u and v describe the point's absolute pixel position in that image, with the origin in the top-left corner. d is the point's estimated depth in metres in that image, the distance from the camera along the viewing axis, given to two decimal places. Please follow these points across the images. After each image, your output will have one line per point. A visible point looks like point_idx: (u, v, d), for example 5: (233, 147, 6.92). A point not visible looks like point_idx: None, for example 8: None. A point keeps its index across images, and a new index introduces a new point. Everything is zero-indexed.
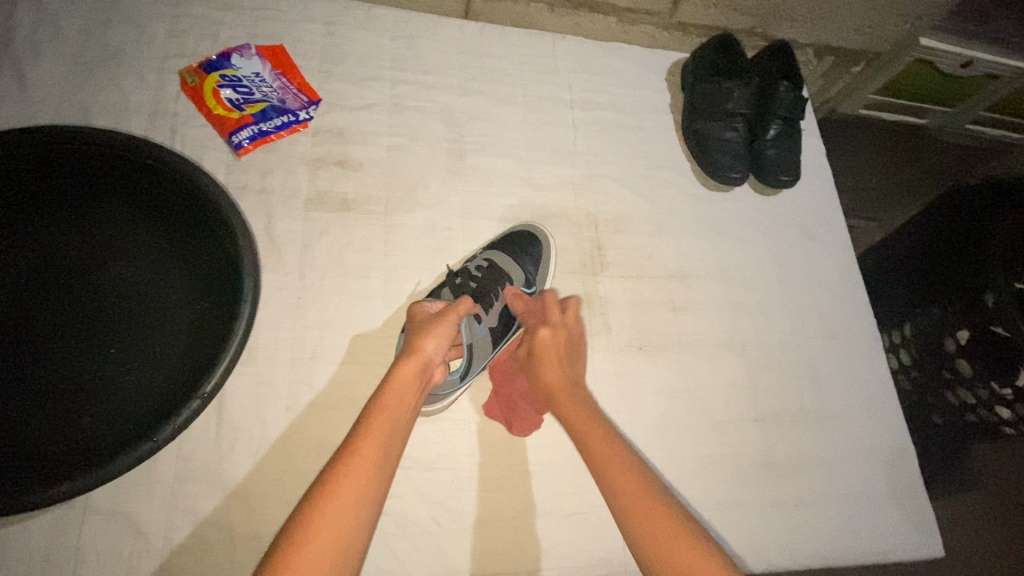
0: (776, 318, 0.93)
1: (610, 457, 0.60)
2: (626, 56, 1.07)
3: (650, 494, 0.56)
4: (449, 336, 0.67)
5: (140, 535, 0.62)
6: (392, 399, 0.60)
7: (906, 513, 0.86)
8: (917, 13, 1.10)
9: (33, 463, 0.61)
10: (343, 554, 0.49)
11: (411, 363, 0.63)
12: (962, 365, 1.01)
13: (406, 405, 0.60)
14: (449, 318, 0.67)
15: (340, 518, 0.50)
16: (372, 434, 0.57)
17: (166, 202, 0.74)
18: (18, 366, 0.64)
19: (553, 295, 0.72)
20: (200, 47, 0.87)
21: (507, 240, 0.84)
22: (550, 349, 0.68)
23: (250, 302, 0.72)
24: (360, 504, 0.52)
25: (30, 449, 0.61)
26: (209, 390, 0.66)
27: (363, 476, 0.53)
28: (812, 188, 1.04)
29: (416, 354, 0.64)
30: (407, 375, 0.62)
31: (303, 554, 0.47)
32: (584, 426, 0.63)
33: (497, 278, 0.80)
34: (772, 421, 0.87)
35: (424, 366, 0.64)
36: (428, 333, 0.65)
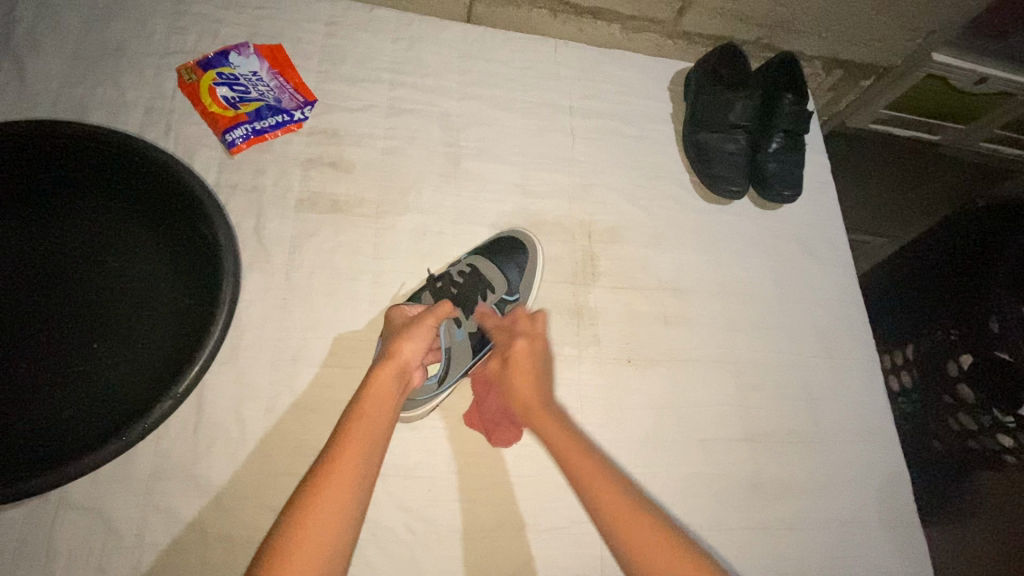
0: (772, 337, 0.91)
1: (595, 477, 0.60)
2: (629, 65, 1.05)
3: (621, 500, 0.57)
4: (427, 340, 0.66)
5: (112, 531, 0.62)
6: (371, 405, 0.59)
7: (897, 542, 0.84)
8: (930, 27, 1.07)
9: (5, 458, 0.61)
10: (326, 561, 0.48)
11: (388, 368, 0.62)
12: (964, 390, 0.98)
13: (386, 410, 0.60)
14: (427, 322, 0.67)
15: (322, 525, 0.50)
16: (352, 441, 0.56)
17: (151, 200, 0.74)
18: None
19: (524, 308, 0.75)
20: (200, 45, 0.87)
21: (494, 246, 0.83)
22: (523, 362, 0.69)
23: (229, 302, 0.71)
24: (341, 510, 0.51)
25: (3, 443, 0.62)
26: (182, 391, 0.66)
27: (343, 483, 0.53)
28: (815, 204, 1.02)
29: (394, 359, 0.63)
30: (385, 380, 0.62)
31: (286, 563, 0.47)
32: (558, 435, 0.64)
33: (479, 284, 0.80)
34: (762, 441, 0.85)
35: (402, 371, 0.63)
36: (405, 338, 0.65)
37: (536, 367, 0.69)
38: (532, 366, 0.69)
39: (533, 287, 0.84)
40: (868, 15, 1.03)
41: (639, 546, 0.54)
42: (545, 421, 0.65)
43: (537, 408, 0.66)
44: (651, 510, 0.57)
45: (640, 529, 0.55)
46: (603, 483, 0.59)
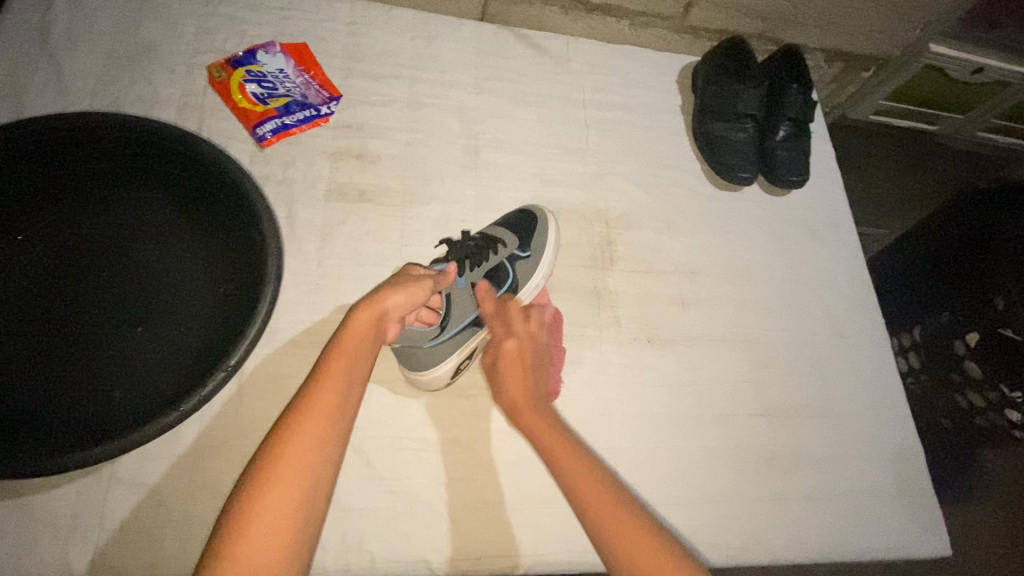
0: (785, 318, 0.94)
1: (576, 474, 0.61)
2: (639, 59, 1.09)
3: (603, 492, 0.59)
4: (415, 299, 0.66)
5: (161, 506, 0.65)
6: (349, 345, 0.60)
7: (912, 512, 0.86)
8: (927, 19, 1.10)
9: (62, 431, 0.63)
10: (308, 490, 0.51)
11: (368, 313, 0.62)
12: (970, 367, 1.02)
13: (363, 351, 0.61)
14: (423, 283, 0.67)
15: (303, 455, 0.52)
16: (330, 379, 0.57)
17: (191, 187, 0.77)
18: (33, 331, 0.66)
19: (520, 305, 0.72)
20: (228, 44, 0.91)
21: (518, 224, 0.84)
22: (514, 363, 0.69)
23: (273, 282, 0.74)
24: (321, 442, 0.53)
25: (59, 417, 0.63)
26: (233, 364, 0.69)
27: (320, 417, 0.54)
28: (821, 189, 1.06)
29: (374, 305, 0.63)
30: (362, 324, 0.62)
31: (271, 488, 0.49)
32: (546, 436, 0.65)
33: (488, 242, 0.79)
34: (778, 416, 0.87)
35: (380, 318, 0.64)
36: (392, 290, 0.64)
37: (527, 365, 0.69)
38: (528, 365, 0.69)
39: (547, 253, 0.83)
40: (868, 6, 1.06)
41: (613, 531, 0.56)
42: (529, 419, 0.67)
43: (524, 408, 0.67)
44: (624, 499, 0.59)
45: (617, 513, 0.57)
46: (587, 475, 0.61)
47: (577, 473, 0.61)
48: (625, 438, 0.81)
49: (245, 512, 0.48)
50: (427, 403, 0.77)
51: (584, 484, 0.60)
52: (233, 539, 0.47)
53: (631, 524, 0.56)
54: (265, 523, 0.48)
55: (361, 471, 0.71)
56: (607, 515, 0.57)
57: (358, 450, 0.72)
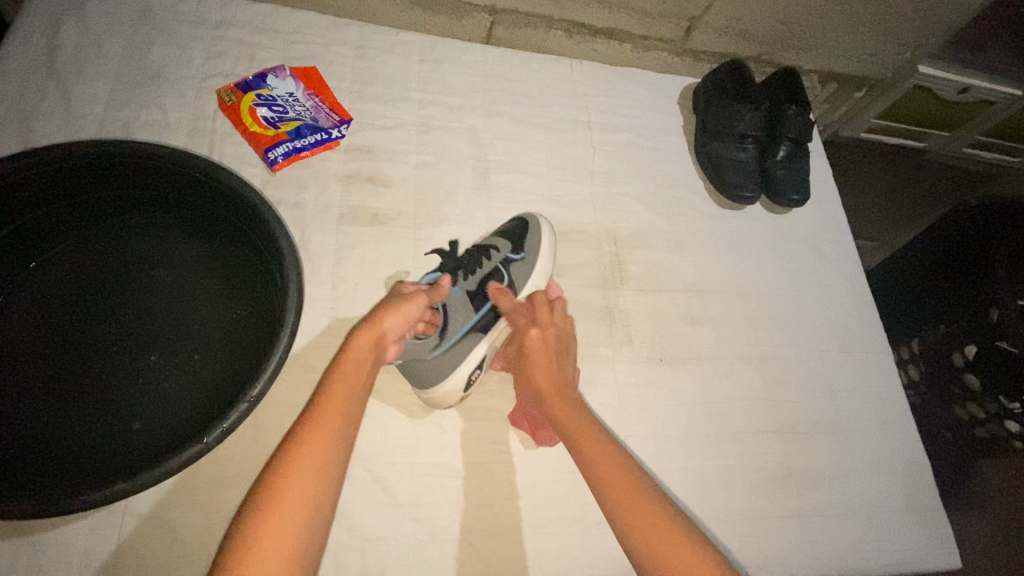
0: (793, 335, 0.96)
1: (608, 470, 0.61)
2: (641, 81, 1.11)
3: (639, 500, 0.58)
4: (410, 316, 0.65)
5: (178, 540, 0.64)
6: (350, 370, 0.59)
7: (924, 525, 0.87)
8: (918, 41, 1.14)
9: (89, 469, 0.61)
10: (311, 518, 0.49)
11: (368, 334, 0.62)
12: (970, 379, 1.05)
13: (361, 378, 0.60)
14: (418, 298, 0.66)
15: (303, 489, 0.50)
16: (329, 408, 0.56)
17: (209, 217, 0.76)
18: (44, 365, 0.65)
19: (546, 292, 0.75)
20: (237, 68, 0.91)
21: (520, 236, 0.83)
22: (541, 352, 0.71)
23: (294, 308, 0.70)
24: (316, 476, 0.51)
25: (85, 455, 0.62)
26: (255, 395, 0.64)
27: (318, 449, 0.53)
28: (821, 207, 1.08)
29: (373, 327, 0.62)
30: (364, 347, 0.61)
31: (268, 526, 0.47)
32: (583, 432, 0.65)
33: (480, 250, 0.81)
34: (790, 432, 0.88)
35: (379, 340, 0.62)
36: (389, 310, 0.64)
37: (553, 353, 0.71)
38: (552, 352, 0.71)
39: (544, 256, 0.83)
40: (861, 30, 1.10)
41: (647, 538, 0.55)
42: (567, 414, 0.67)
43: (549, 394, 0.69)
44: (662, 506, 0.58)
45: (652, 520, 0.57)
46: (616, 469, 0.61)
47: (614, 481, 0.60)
48: (642, 457, 0.81)
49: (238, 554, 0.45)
50: (444, 426, 0.76)
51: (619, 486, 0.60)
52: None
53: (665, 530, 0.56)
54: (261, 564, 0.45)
55: (380, 498, 0.70)
56: (631, 511, 0.58)
57: (377, 477, 0.71)
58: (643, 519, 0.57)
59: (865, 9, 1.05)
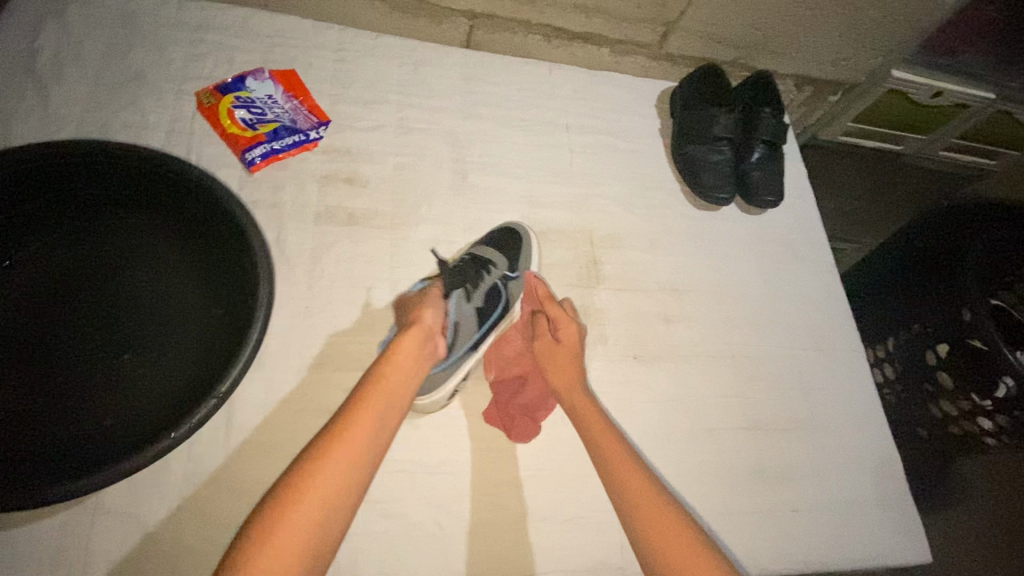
0: (768, 333, 0.97)
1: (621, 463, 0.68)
2: (619, 85, 1.13)
3: (647, 493, 0.65)
4: (439, 310, 0.71)
5: (147, 536, 0.64)
6: (399, 367, 0.64)
7: (894, 520, 0.89)
8: (890, 47, 1.17)
9: (48, 464, 0.61)
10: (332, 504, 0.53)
11: (414, 334, 0.66)
12: (943, 377, 1.06)
13: (408, 379, 0.64)
14: (436, 295, 0.73)
15: (340, 471, 0.54)
16: (370, 405, 0.60)
17: (176, 214, 0.77)
18: (11, 359, 0.65)
19: (570, 302, 0.82)
20: (217, 70, 0.92)
21: (502, 242, 0.86)
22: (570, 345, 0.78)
23: (263, 308, 0.74)
24: (352, 464, 0.55)
25: (43, 449, 0.62)
26: (224, 390, 0.68)
27: (358, 441, 0.57)
28: (796, 208, 1.10)
29: (419, 323, 0.68)
30: (414, 345, 0.66)
31: (300, 505, 0.51)
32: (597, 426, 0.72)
33: (481, 263, 0.81)
34: (763, 429, 0.90)
35: (427, 335, 0.67)
36: (427, 306, 0.70)
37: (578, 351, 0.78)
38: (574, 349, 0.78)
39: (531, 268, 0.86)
40: (833, 35, 1.12)
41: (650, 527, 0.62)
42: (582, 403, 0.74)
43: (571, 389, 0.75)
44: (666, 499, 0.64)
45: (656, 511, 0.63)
46: (625, 463, 0.68)
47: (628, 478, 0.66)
48: None
49: (269, 525, 0.50)
50: (418, 423, 0.77)
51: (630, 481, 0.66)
52: (255, 549, 0.48)
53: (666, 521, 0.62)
54: (290, 539, 0.49)
55: None
56: (638, 499, 0.64)
57: None
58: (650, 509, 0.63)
59: (837, 14, 1.07)
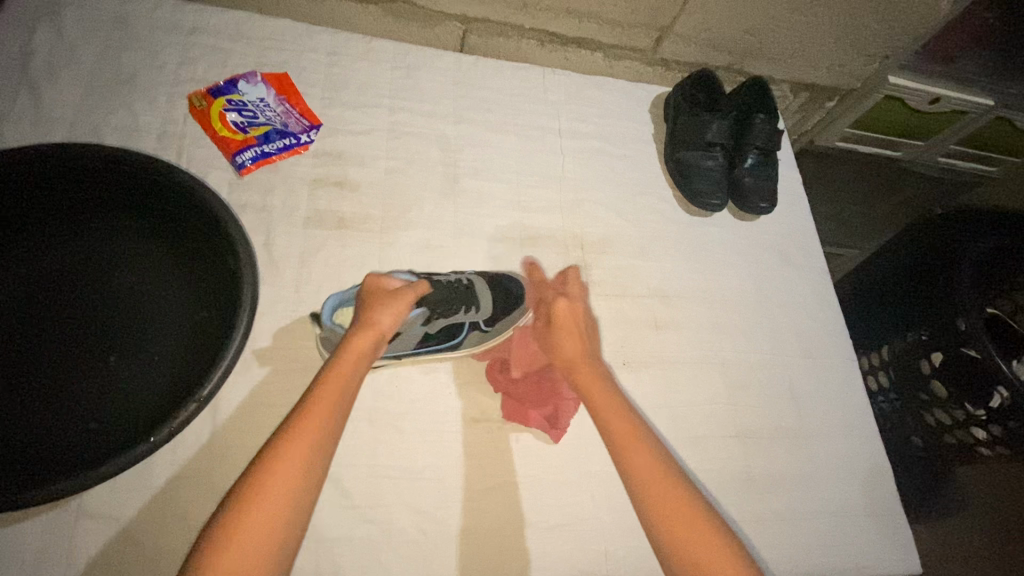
0: (759, 340, 0.97)
1: (627, 438, 0.65)
2: (613, 90, 1.13)
3: (656, 471, 0.62)
4: (404, 311, 0.68)
5: (129, 539, 0.64)
6: (345, 366, 0.61)
7: (884, 530, 0.88)
8: (886, 52, 1.16)
9: (29, 467, 0.61)
10: (288, 510, 0.51)
11: (365, 337, 0.64)
12: (937, 387, 1.06)
13: (354, 377, 0.61)
14: (407, 294, 0.68)
15: (290, 475, 0.52)
16: (318, 408, 0.57)
17: (164, 218, 0.77)
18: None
19: (574, 274, 0.81)
20: (209, 74, 0.92)
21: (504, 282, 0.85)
22: (567, 320, 0.75)
23: (247, 311, 0.73)
24: (304, 467, 0.53)
25: (25, 452, 0.62)
26: (205, 395, 0.67)
27: (305, 447, 0.54)
28: (788, 214, 1.09)
29: (371, 327, 0.65)
30: (362, 345, 0.64)
31: (249, 519, 0.49)
32: (601, 397, 0.68)
33: (468, 297, 0.79)
34: (752, 437, 0.89)
35: (379, 339, 0.65)
36: (386, 310, 0.66)
37: (580, 323, 0.75)
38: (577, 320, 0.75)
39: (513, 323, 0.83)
40: (828, 41, 1.11)
41: (662, 509, 0.59)
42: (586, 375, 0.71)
43: (578, 361, 0.72)
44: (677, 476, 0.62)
45: (668, 491, 0.60)
46: (632, 437, 0.65)
47: (635, 456, 0.63)
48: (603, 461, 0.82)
49: (221, 547, 0.47)
50: (403, 428, 0.77)
51: (639, 461, 0.63)
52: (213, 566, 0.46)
53: (682, 504, 0.59)
54: (242, 556, 0.47)
55: (337, 499, 0.71)
56: (647, 479, 0.62)
57: (333, 478, 0.72)
58: (663, 490, 0.61)
59: (832, 20, 1.06)
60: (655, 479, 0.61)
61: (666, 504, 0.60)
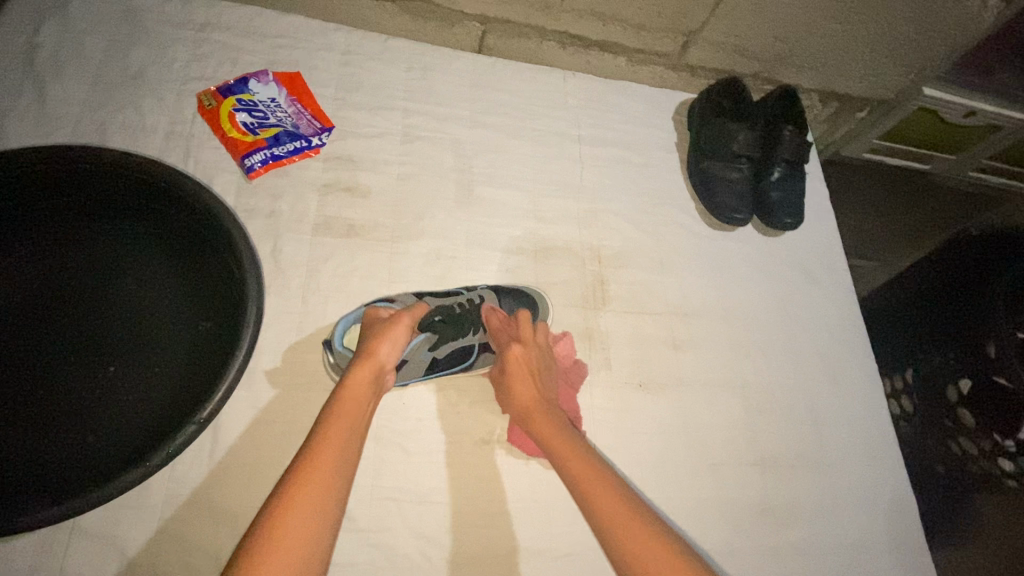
0: (780, 363, 0.93)
1: (584, 472, 0.62)
2: (635, 96, 1.09)
3: (615, 501, 0.59)
4: (403, 342, 0.68)
5: (124, 560, 0.61)
6: (350, 403, 0.61)
7: (906, 567, 0.84)
8: (923, 63, 1.11)
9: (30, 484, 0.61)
10: (311, 549, 0.49)
11: (363, 369, 0.63)
12: (963, 415, 1.01)
13: (363, 411, 0.61)
14: (404, 323, 0.68)
15: (308, 513, 0.51)
16: (330, 441, 0.57)
17: (171, 227, 0.76)
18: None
19: (524, 312, 0.77)
20: (219, 72, 0.89)
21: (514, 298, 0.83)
22: (521, 368, 0.72)
23: (252, 328, 0.72)
24: (321, 506, 0.52)
25: (25, 467, 0.62)
26: (205, 416, 0.67)
27: (319, 487, 0.53)
28: (814, 229, 1.05)
29: (370, 360, 0.64)
30: (364, 378, 0.63)
31: (269, 561, 0.47)
32: (556, 439, 0.66)
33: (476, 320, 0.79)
34: (771, 465, 0.86)
35: (379, 370, 0.65)
36: (382, 338, 0.66)
37: (532, 369, 0.73)
38: (531, 370, 0.72)
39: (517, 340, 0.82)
40: (863, 51, 1.07)
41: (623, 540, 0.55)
42: (543, 421, 0.68)
43: (534, 411, 0.69)
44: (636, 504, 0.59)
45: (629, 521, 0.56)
46: (587, 469, 0.62)
47: (592, 488, 0.60)
48: None
49: None
50: (409, 448, 0.74)
51: (597, 493, 0.60)
52: None
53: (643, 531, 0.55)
54: None
55: None
56: (607, 508, 0.58)
57: None
58: (623, 521, 0.57)
59: (868, 29, 1.01)
60: (615, 510, 0.58)
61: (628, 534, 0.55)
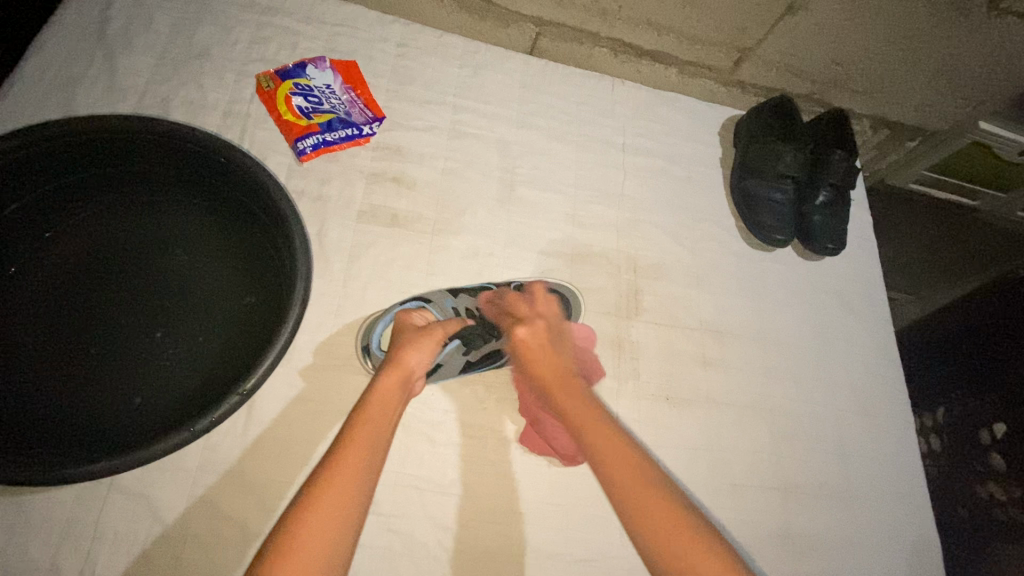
0: (810, 390, 0.91)
1: (606, 448, 0.59)
2: (683, 108, 1.08)
3: (648, 488, 0.56)
4: (432, 353, 0.70)
5: (157, 519, 0.63)
6: (376, 408, 0.62)
7: None
8: (981, 97, 1.08)
9: (83, 437, 0.66)
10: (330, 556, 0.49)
11: (394, 375, 0.66)
12: (996, 461, 0.99)
13: (389, 417, 0.62)
14: (434, 335, 0.72)
15: (327, 518, 0.51)
16: (355, 446, 0.57)
17: (227, 204, 0.80)
18: (57, 333, 0.70)
19: (540, 291, 0.80)
20: (279, 56, 0.91)
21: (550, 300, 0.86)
22: (530, 341, 0.72)
23: (297, 307, 0.74)
24: (341, 511, 0.52)
25: (81, 421, 0.67)
26: (247, 389, 0.69)
27: (340, 493, 0.53)
28: (856, 258, 1.03)
29: (399, 368, 0.67)
30: (392, 384, 0.65)
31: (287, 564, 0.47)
32: (576, 409, 0.64)
33: None
34: (794, 492, 0.84)
35: (407, 378, 0.67)
36: (412, 348, 0.69)
37: (545, 343, 0.72)
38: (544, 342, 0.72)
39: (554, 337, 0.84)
40: (920, 81, 1.05)
41: (653, 527, 0.53)
42: (561, 393, 0.66)
43: (552, 384, 0.68)
44: (667, 487, 0.56)
45: (656, 507, 0.54)
46: (613, 446, 0.60)
47: (616, 469, 0.58)
48: None
49: None
50: (436, 438, 0.75)
51: (620, 474, 0.57)
52: None
53: (674, 521, 0.53)
54: None
55: None
56: (634, 493, 0.56)
57: None
58: (649, 509, 0.54)
59: (928, 60, 1.00)
60: (648, 498, 0.55)
61: (653, 521, 0.54)
